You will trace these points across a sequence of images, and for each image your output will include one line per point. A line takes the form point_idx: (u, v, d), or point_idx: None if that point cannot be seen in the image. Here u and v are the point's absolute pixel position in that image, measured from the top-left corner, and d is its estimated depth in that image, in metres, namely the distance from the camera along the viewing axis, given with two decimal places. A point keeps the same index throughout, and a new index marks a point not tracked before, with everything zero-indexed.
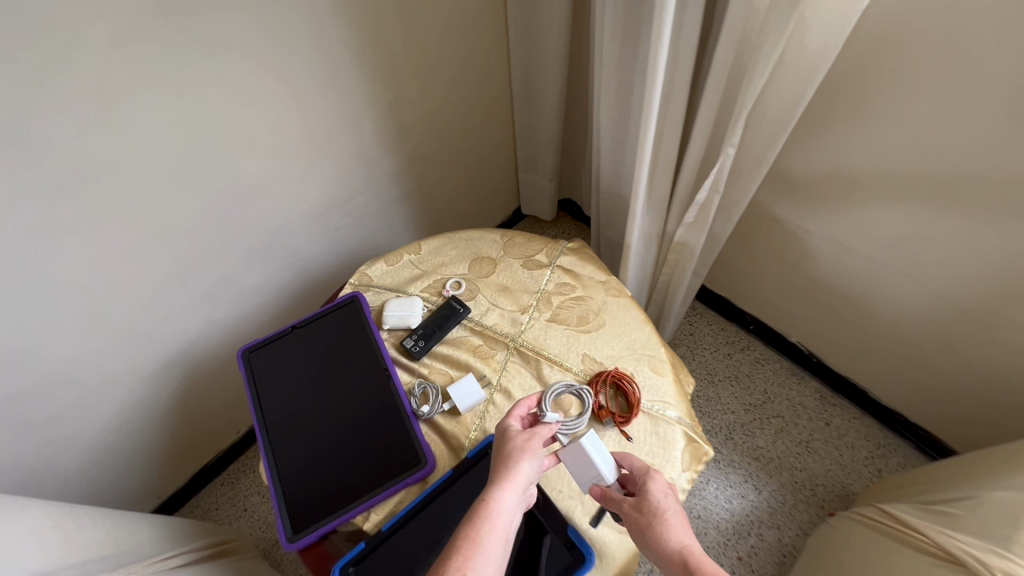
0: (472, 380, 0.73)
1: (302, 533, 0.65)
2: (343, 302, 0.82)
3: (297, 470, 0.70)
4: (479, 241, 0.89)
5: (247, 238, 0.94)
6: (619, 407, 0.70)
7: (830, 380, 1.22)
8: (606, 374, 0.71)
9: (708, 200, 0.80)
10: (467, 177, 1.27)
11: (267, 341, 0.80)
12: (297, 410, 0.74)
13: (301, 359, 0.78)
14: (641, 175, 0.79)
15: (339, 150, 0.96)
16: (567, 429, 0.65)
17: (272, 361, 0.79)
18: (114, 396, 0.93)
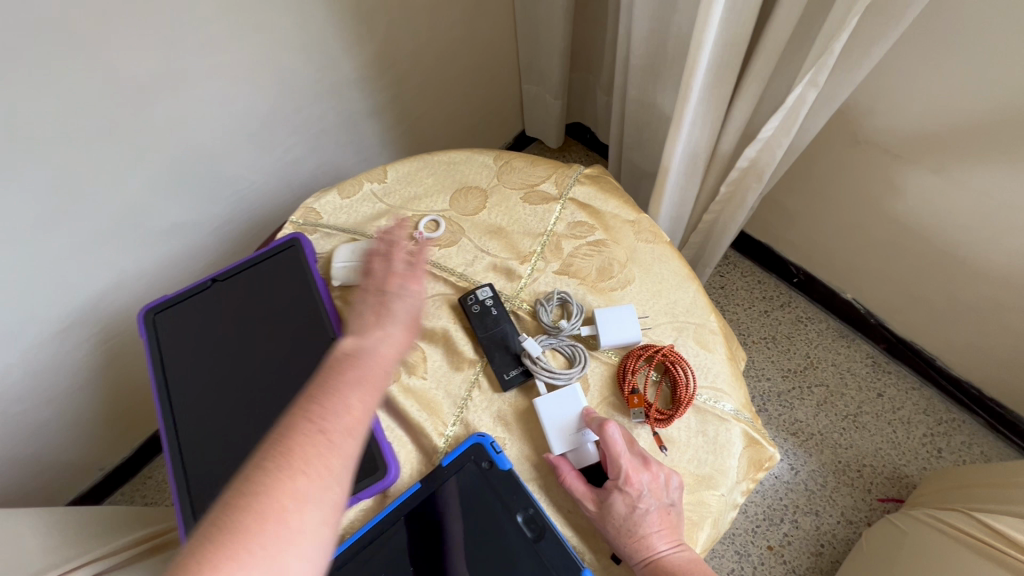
0: (629, 318, 0.53)
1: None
2: (281, 247, 0.61)
3: (212, 474, 0.51)
4: (464, 165, 0.67)
5: (162, 164, 0.71)
6: (659, 399, 0.51)
7: (887, 344, 1.03)
8: (654, 351, 0.51)
9: (800, 103, 0.58)
10: (456, 89, 1.02)
11: (178, 298, 0.60)
12: (214, 392, 0.55)
13: (222, 323, 0.58)
14: (699, 65, 0.55)
15: (279, 45, 0.71)
16: (546, 373, 0.51)
17: (184, 324, 0.59)
18: (10, 368, 0.74)
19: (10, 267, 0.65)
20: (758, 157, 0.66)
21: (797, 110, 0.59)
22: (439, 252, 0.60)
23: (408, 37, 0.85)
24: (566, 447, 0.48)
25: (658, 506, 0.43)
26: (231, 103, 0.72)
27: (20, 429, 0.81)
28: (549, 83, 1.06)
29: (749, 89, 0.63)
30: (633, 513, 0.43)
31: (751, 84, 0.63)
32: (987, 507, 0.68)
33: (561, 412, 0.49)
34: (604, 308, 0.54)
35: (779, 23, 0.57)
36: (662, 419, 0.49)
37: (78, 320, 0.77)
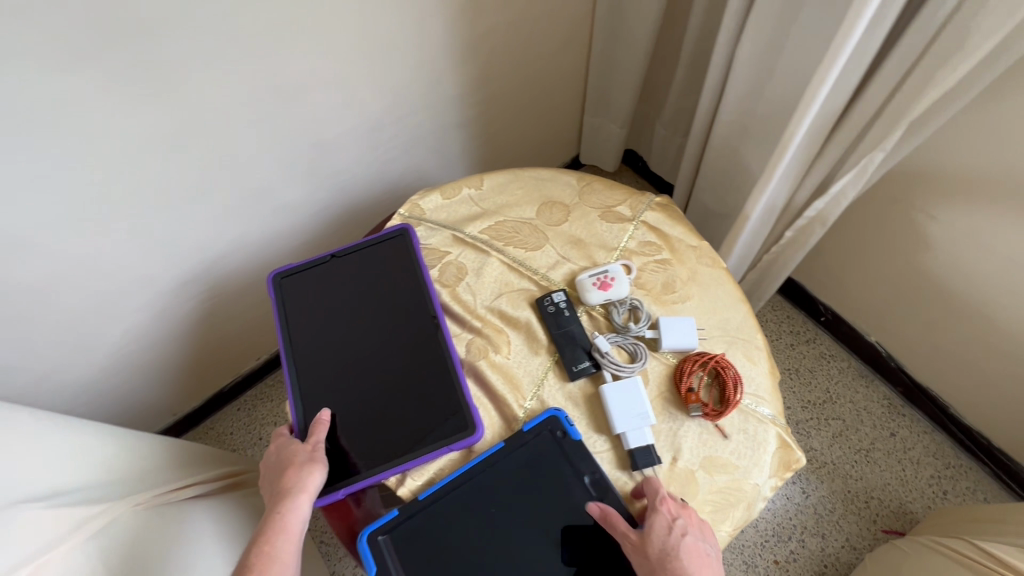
0: (688, 328, 0.62)
1: (330, 487, 0.58)
2: (391, 234, 0.71)
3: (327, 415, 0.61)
4: (550, 182, 0.77)
5: (288, 151, 0.82)
6: (712, 398, 0.59)
7: (903, 388, 1.10)
8: (708, 358, 0.60)
9: (869, 163, 0.70)
10: (531, 112, 1.13)
11: (302, 268, 0.70)
12: (330, 349, 0.65)
13: (338, 292, 0.69)
14: (800, 129, 0.67)
15: (402, 63, 0.82)
16: (613, 368, 0.60)
17: (306, 290, 0.69)
18: (133, 311, 0.85)
19: (158, 222, 0.77)
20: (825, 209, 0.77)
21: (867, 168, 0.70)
22: (526, 253, 0.70)
23: (503, 63, 0.96)
24: (629, 429, 0.57)
25: (693, 540, 0.50)
26: (354, 107, 0.83)
27: (127, 367, 0.92)
28: (615, 114, 1.17)
29: (832, 150, 0.75)
30: (672, 535, 0.49)
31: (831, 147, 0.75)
32: (987, 537, 0.75)
33: (626, 399, 0.58)
34: (668, 317, 0.63)
35: (870, 93, 0.68)
36: (715, 414, 0.58)
37: (192, 277, 0.88)
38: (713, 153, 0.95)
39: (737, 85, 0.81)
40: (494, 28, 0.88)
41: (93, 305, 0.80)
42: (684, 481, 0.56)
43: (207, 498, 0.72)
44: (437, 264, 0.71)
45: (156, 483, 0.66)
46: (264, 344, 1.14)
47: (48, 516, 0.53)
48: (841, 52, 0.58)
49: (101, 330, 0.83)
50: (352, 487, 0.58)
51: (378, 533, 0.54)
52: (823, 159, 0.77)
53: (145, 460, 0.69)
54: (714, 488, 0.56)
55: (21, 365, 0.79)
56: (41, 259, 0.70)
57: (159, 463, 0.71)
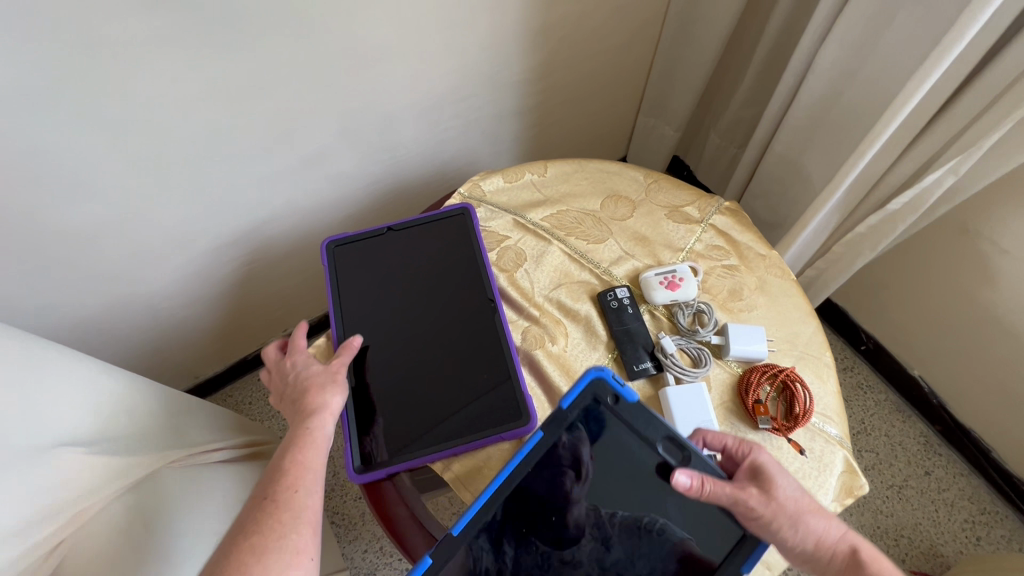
0: (759, 337, 0.59)
1: (376, 466, 0.56)
2: (451, 213, 0.69)
3: (375, 391, 0.59)
4: (616, 176, 0.75)
5: (349, 120, 0.80)
6: (780, 413, 0.57)
7: (943, 427, 1.06)
8: (777, 370, 0.58)
9: (937, 185, 0.67)
10: (587, 107, 1.10)
11: (357, 238, 0.68)
12: (381, 324, 0.63)
13: (393, 266, 0.66)
14: (884, 132, 0.63)
15: (475, 40, 0.80)
16: (678, 372, 0.58)
17: (360, 261, 0.67)
18: (173, 267, 0.83)
19: (215, 178, 0.75)
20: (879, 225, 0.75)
21: (932, 190, 0.67)
22: (589, 245, 0.68)
23: (570, 53, 0.93)
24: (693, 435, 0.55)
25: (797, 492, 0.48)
26: (420, 81, 0.81)
27: (159, 323, 0.90)
28: (672, 118, 1.15)
29: (902, 165, 0.72)
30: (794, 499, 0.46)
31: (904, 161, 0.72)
32: None
33: (690, 405, 0.56)
34: (736, 324, 0.61)
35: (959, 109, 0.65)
36: (785, 428, 0.55)
37: (237, 238, 0.86)
38: (777, 165, 0.92)
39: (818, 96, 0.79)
40: (570, 16, 0.86)
41: (138, 254, 0.78)
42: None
43: (235, 464, 0.70)
44: (496, 247, 0.69)
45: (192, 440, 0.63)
46: (293, 316, 1.12)
47: (93, 464, 0.50)
48: (942, 59, 0.55)
49: (140, 282, 0.82)
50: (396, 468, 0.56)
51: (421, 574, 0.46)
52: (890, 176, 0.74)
53: (182, 412, 0.67)
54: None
55: (58, 309, 0.77)
56: (98, 202, 0.69)
57: (192, 419, 0.68)
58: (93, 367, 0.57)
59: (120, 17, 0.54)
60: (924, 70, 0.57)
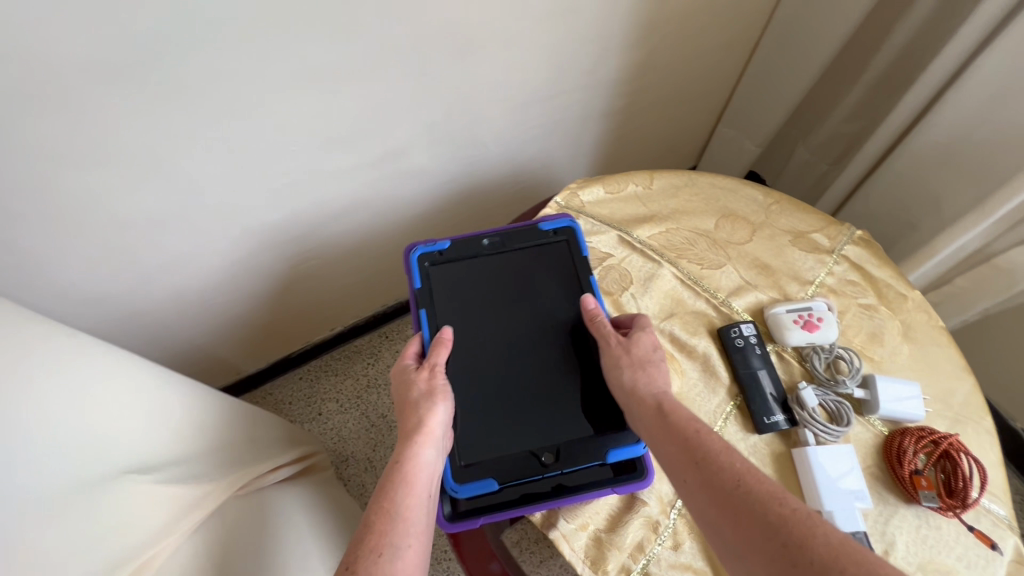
0: (913, 395, 0.51)
1: (468, 469, 0.51)
2: (559, 233, 0.61)
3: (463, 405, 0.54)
4: (731, 193, 0.67)
5: (431, 113, 0.72)
6: (942, 487, 0.48)
7: None
8: (937, 437, 0.49)
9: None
10: (670, 112, 1.01)
11: (454, 256, 0.60)
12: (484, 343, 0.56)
13: (496, 288, 0.59)
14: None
15: (575, 32, 0.71)
16: (821, 430, 0.50)
17: (458, 280, 0.59)
18: (229, 260, 0.77)
19: (288, 171, 0.69)
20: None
21: None
22: (703, 271, 0.60)
23: (668, 52, 0.85)
24: (840, 506, 0.47)
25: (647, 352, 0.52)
26: (510, 74, 0.73)
27: (208, 318, 0.84)
28: (759, 130, 1.06)
29: None
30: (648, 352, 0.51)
31: None
32: None
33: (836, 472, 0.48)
34: (884, 375, 0.53)
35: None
36: (956, 507, 0.47)
37: (298, 232, 0.80)
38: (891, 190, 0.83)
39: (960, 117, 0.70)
40: (679, 13, 0.78)
41: (198, 247, 0.72)
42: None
43: (292, 484, 0.64)
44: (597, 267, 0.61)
45: (251, 461, 0.57)
46: (342, 315, 1.06)
47: (161, 496, 0.44)
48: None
49: (193, 276, 0.76)
50: (493, 473, 0.51)
51: (463, 500, 0.51)
52: None
53: (238, 427, 0.61)
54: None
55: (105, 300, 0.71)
56: (164, 191, 0.63)
57: (248, 434, 0.62)
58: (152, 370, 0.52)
59: None
60: None
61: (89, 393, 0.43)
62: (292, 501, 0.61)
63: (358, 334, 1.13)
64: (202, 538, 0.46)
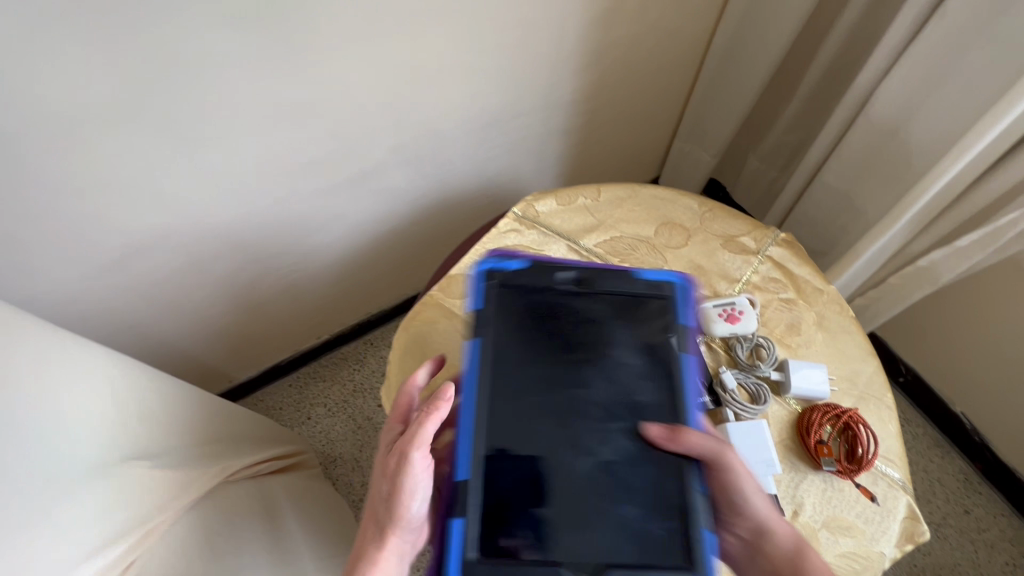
0: (821, 376, 0.59)
1: (483, 567, 0.39)
2: (659, 289, 0.50)
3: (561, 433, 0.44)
4: (670, 203, 0.74)
5: (400, 135, 0.80)
6: (842, 454, 0.56)
7: (984, 465, 1.04)
8: (839, 412, 0.57)
9: (1009, 226, 0.64)
10: (628, 127, 1.10)
11: (511, 276, 0.50)
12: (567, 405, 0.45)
13: (585, 322, 0.49)
14: (947, 173, 0.62)
15: (528, 61, 0.80)
16: (739, 408, 0.57)
17: (528, 311, 0.48)
18: (219, 273, 0.84)
19: (269, 189, 0.77)
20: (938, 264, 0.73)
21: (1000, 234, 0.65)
22: None
23: (618, 74, 0.93)
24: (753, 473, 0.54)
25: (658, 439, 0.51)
26: (471, 100, 0.81)
27: (199, 328, 0.91)
28: (711, 142, 1.14)
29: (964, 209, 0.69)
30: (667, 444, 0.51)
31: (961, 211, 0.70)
32: None
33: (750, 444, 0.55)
34: (796, 360, 0.60)
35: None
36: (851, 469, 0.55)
37: (283, 246, 0.87)
38: (823, 194, 0.92)
39: (871, 127, 0.79)
40: (624, 38, 0.86)
41: (189, 261, 0.79)
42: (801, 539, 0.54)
43: (277, 476, 0.71)
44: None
45: (235, 455, 0.63)
46: (327, 324, 1.12)
47: (149, 480, 0.48)
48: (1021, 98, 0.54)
49: (186, 288, 0.82)
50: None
51: None
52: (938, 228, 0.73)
53: (216, 424, 0.66)
54: (836, 552, 0.52)
55: (103, 312, 0.77)
56: (157, 209, 0.70)
57: (233, 432, 0.68)
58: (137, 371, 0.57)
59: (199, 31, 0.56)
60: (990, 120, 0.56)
61: (86, 379, 0.48)
62: (278, 491, 0.67)
63: (343, 342, 1.20)
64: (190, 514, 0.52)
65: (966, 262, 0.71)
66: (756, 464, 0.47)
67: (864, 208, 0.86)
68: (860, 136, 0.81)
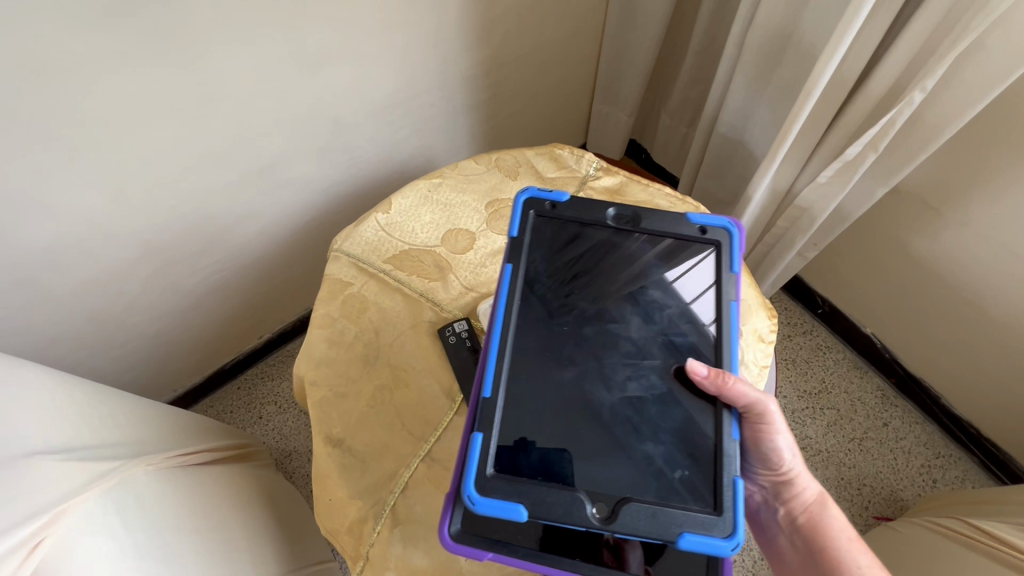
0: None
1: (496, 484, 0.44)
2: (709, 234, 0.56)
3: (535, 364, 0.51)
4: (459, 206, 0.78)
5: (306, 123, 0.82)
6: None
7: (897, 379, 1.12)
8: None
9: (860, 159, 0.73)
10: (542, 98, 1.13)
11: (569, 213, 0.57)
12: (532, 321, 0.53)
13: (565, 250, 0.56)
14: (800, 114, 0.71)
15: (424, 39, 0.82)
16: None
17: (542, 247, 0.56)
18: (142, 276, 0.84)
19: (177, 190, 0.78)
20: (818, 201, 0.83)
21: (856, 164, 0.74)
22: (427, 285, 0.72)
23: (518, 45, 0.97)
24: None
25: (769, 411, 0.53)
26: (373, 82, 0.83)
27: (131, 336, 0.91)
28: (622, 104, 1.19)
29: (835, 134, 0.78)
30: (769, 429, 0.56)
31: (831, 137, 0.79)
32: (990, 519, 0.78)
33: None
34: None
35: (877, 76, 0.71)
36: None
37: (203, 245, 0.87)
38: (721, 144, 0.97)
39: (750, 73, 0.84)
40: (514, 10, 0.89)
41: (107, 268, 0.79)
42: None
43: (214, 465, 0.73)
44: (339, 297, 0.72)
45: (164, 447, 0.66)
46: (267, 322, 1.14)
47: (62, 468, 0.50)
48: (842, 39, 0.63)
49: (109, 295, 0.82)
50: (525, 501, 0.44)
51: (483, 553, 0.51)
52: (822, 152, 0.81)
53: (150, 424, 0.68)
54: None
55: (23, 328, 0.77)
56: (64, 217, 0.70)
57: (162, 430, 0.69)
58: (47, 377, 0.59)
59: (71, 36, 0.57)
60: (829, 50, 0.65)
61: None
62: (217, 481, 0.70)
63: (288, 339, 1.21)
64: (117, 496, 0.54)
65: (834, 199, 0.80)
66: (695, 366, 0.50)
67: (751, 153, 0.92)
68: (743, 80, 0.85)
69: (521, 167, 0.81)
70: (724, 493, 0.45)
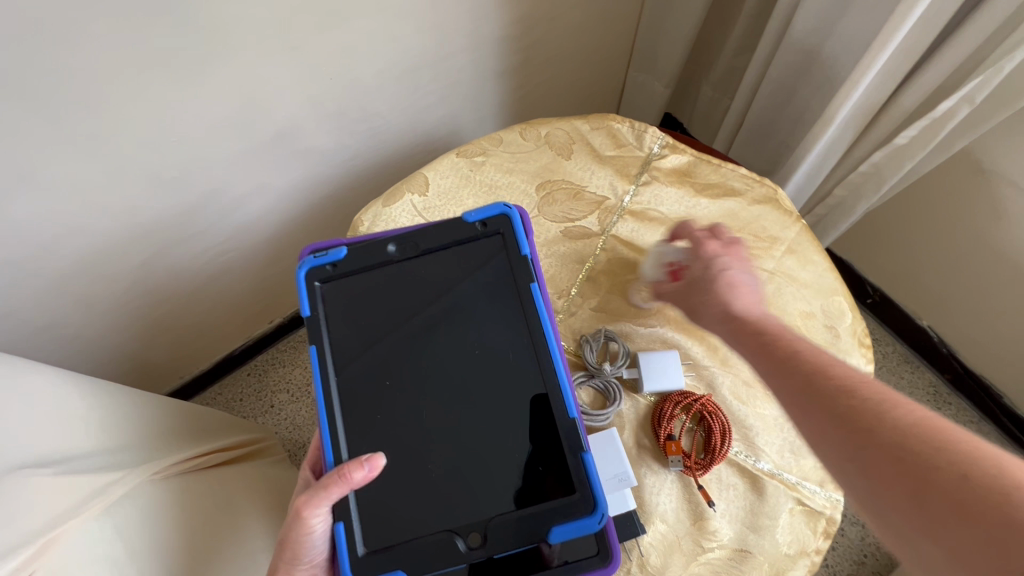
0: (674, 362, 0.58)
1: (369, 562, 0.44)
2: (489, 225, 0.54)
3: (366, 407, 0.49)
4: (505, 187, 0.68)
5: (319, 87, 0.72)
6: (694, 447, 0.55)
7: (952, 375, 1.04)
8: (692, 400, 0.55)
9: (950, 114, 0.63)
10: (574, 65, 1.03)
11: (352, 268, 0.52)
12: (354, 378, 0.50)
13: (372, 299, 0.52)
14: (877, 61, 0.61)
15: None
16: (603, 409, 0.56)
17: (347, 312, 0.52)
18: (139, 257, 0.76)
19: (173, 161, 0.69)
20: (883, 164, 0.72)
21: (945, 121, 0.64)
22: None
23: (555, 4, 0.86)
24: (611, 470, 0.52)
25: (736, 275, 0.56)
26: (392, 42, 0.73)
27: (130, 321, 0.83)
28: (661, 72, 1.08)
29: (910, 93, 0.68)
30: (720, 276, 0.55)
31: (906, 97, 0.69)
32: None
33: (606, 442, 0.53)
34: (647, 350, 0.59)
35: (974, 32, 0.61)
36: (700, 469, 0.54)
37: (207, 222, 0.79)
38: (773, 116, 0.88)
39: (818, 35, 0.74)
40: None
41: (100, 248, 0.71)
42: (751, 485, 0.55)
43: (226, 467, 0.66)
44: None
45: (176, 447, 0.60)
46: (278, 306, 1.06)
47: (51, 484, 0.45)
48: None
49: (104, 277, 0.75)
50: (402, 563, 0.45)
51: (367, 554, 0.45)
52: (892, 114, 0.71)
53: (157, 419, 0.63)
54: (733, 512, 0.53)
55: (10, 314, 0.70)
56: (46, 192, 0.62)
57: (171, 429, 0.63)
58: (47, 373, 0.53)
59: None
60: None
61: None
62: (232, 483, 0.64)
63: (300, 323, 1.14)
64: (126, 508, 0.49)
65: (908, 162, 0.70)
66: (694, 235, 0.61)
67: (809, 124, 0.82)
68: (808, 43, 0.75)
69: (575, 143, 0.70)
70: (576, 473, 0.46)
